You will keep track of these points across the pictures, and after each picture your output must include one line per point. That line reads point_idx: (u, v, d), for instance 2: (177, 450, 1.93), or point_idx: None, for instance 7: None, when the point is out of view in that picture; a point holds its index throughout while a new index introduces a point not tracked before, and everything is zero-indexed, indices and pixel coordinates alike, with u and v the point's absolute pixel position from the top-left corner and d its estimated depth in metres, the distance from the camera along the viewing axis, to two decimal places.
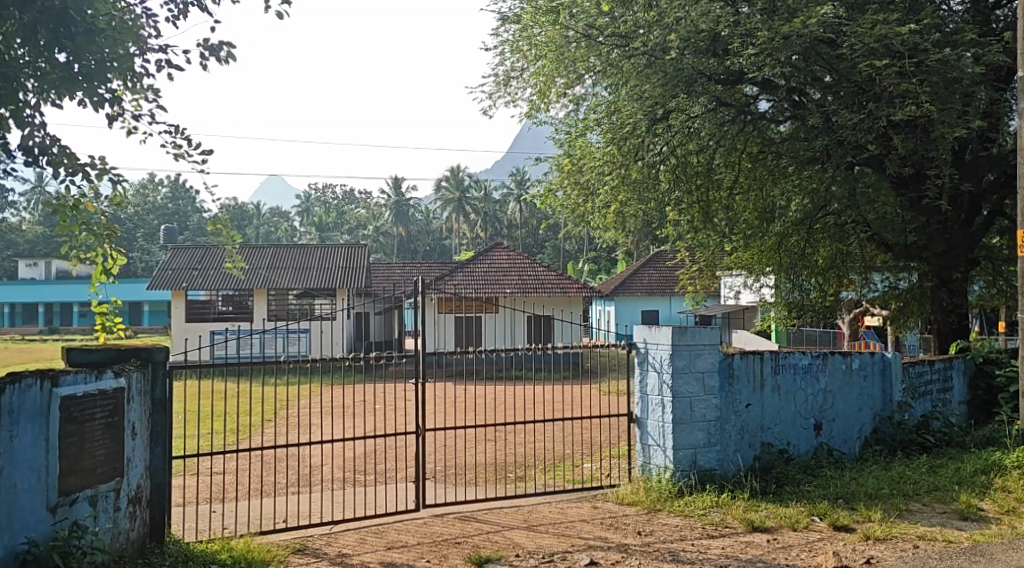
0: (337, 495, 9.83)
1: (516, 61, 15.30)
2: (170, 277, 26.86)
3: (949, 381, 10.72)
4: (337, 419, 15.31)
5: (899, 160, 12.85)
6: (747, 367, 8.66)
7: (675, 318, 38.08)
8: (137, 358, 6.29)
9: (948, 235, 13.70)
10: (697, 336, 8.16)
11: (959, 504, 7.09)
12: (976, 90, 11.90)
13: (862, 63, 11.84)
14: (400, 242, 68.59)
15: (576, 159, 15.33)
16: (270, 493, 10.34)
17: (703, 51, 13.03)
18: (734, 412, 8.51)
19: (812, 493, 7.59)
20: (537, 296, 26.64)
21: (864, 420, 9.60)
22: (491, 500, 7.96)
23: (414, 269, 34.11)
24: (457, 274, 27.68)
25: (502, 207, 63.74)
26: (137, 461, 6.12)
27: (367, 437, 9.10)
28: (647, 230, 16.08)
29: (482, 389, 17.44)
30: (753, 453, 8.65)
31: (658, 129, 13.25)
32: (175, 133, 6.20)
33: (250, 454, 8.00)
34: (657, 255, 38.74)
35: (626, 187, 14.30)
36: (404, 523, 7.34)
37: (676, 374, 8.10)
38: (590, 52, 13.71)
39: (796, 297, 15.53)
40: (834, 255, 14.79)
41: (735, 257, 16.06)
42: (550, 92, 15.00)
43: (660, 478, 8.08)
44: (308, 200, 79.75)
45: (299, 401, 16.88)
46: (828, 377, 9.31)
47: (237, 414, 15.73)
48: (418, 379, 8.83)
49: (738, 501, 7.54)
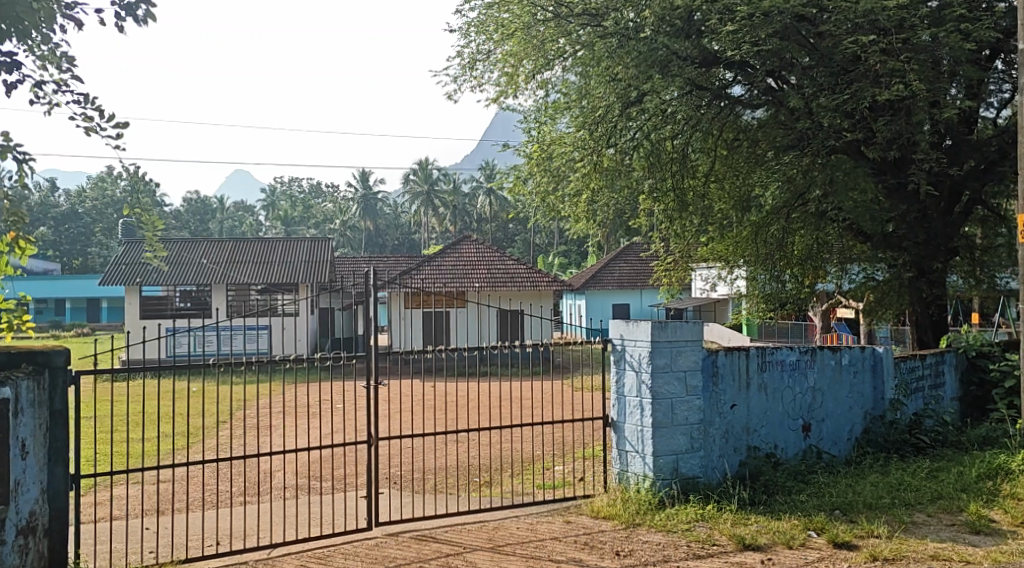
0: (288, 505, 9.10)
1: (482, 42, 14.51)
2: (125, 272, 25.88)
3: (940, 377, 10.17)
4: (297, 423, 14.61)
5: (883, 144, 12.28)
6: (732, 365, 8.02)
7: (646, 311, 37.62)
8: (31, 364, 5.65)
9: (932, 223, 13.16)
10: (678, 331, 7.51)
11: (969, 516, 6.52)
12: (966, 70, 11.37)
13: (846, 39, 11.27)
14: (368, 236, 67.68)
15: (545, 145, 14.56)
16: (217, 505, 9.57)
17: (678, 30, 12.38)
18: (718, 414, 7.87)
19: (805, 503, 6.97)
20: (506, 290, 25.95)
21: (854, 420, 9.01)
22: (453, 515, 7.27)
23: (381, 263, 33.25)
24: (423, 268, 26.86)
25: (472, 201, 62.99)
26: (29, 485, 5.41)
27: (317, 447, 8.34)
28: (620, 219, 15.47)
29: (451, 389, 16.81)
30: (739, 458, 8.01)
31: (632, 113, 12.74)
32: (85, 104, 5.28)
33: (209, 459, 7.23)
34: (628, 249, 38.29)
35: (598, 175, 13.69)
36: (354, 545, 6.62)
37: (656, 374, 7.44)
38: (561, 32, 13.11)
39: (772, 288, 14.96)
40: (812, 246, 14.12)
41: (710, 249, 15.46)
42: (518, 76, 14.13)
43: (639, 489, 7.42)
44: (273, 194, 78.37)
45: (258, 401, 16.15)
46: (817, 374, 8.70)
47: (188, 418, 14.93)
48: (369, 380, 8.13)
49: (725, 513, 6.90)
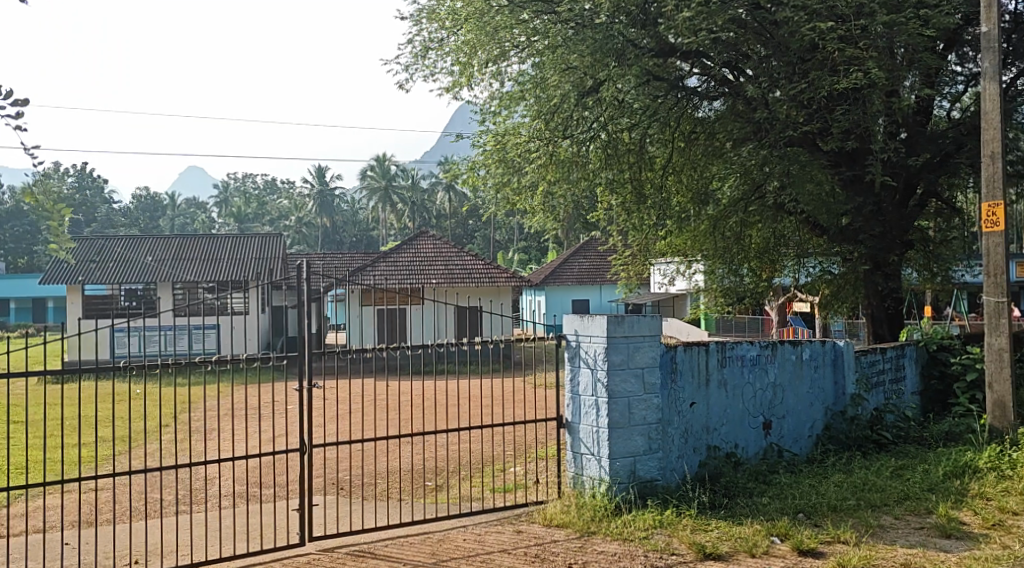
0: (225, 516, 8.64)
1: (434, 30, 14.10)
2: (66, 270, 25.07)
3: (901, 371, 9.98)
4: (243, 427, 14.13)
5: (841, 135, 12.08)
6: (691, 361, 7.71)
7: (606, 306, 37.39)
8: None
9: (889, 215, 13.01)
10: (635, 326, 7.17)
11: (938, 518, 6.28)
12: (924, 58, 11.20)
13: (805, 26, 11.04)
14: (325, 233, 66.68)
15: (499, 137, 14.18)
16: (151, 515, 9.07)
17: (634, 17, 12.08)
18: (677, 413, 7.55)
19: (767, 506, 6.67)
20: (463, 286, 25.52)
21: (815, 417, 8.77)
22: (397, 527, 6.87)
23: (334, 260, 32.61)
24: (378, 264, 26.26)
25: (431, 197, 62.38)
26: None
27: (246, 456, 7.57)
28: (577, 212, 15.16)
29: (405, 389, 16.42)
30: (698, 459, 7.69)
31: (588, 103, 12.46)
32: None
33: (132, 472, 6.76)
34: (587, 244, 38.07)
35: (553, 167, 13.48)
36: (291, 562, 6.21)
37: (612, 371, 7.09)
38: (516, 22, 12.70)
39: (730, 283, 14.88)
40: (769, 239, 13.94)
41: (667, 243, 15.19)
42: (472, 67, 13.74)
43: (594, 493, 7.07)
44: (227, 190, 76.96)
45: (204, 404, 15.63)
46: (777, 369, 8.42)
47: (128, 422, 14.39)
48: (306, 382, 7.65)
49: (684, 518, 6.59)
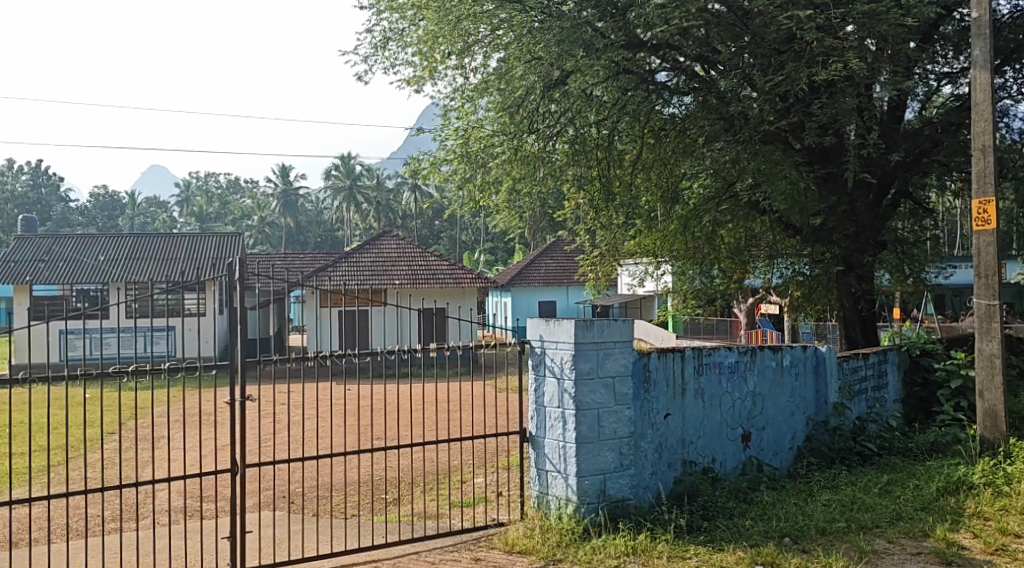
0: (160, 536, 8.13)
1: (394, 20, 13.49)
2: (13, 270, 24.12)
3: (884, 377, 9.55)
4: (195, 436, 13.45)
5: (819, 130, 11.69)
6: (665, 369, 7.19)
7: (573, 308, 36.93)
8: None
9: (863, 216, 12.64)
10: (605, 331, 6.64)
11: (937, 542, 5.99)
12: (904, 51, 10.86)
13: (782, 15, 10.64)
14: (288, 234, 65.55)
15: (462, 132, 13.63)
16: (82, 535, 8.61)
17: (604, 5, 11.55)
18: (651, 425, 7.02)
19: (750, 529, 6.29)
20: (427, 287, 24.90)
21: (796, 427, 8.29)
22: (346, 554, 6.30)
23: (295, 260, 31.77)
24: (340, 265, 25.50)
25: (396, 197, 61.56)
26: None
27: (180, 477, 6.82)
28: (542, 210, 14.63)
29: (366, 395, 15.85)
30: (673, 475, 7.18)
31: (554, 96, 11.93)
32: None
33: (49, 497, 6.19)
34: (554, 245, 37.58)
35: (517, 164, 13.00)
36: None
37: (580, 381, 6.54)
38: (480, 12, 12.07)
39: (699, 284, 14.48)
40: (741, 240, 13.54)
41: (636, 243, 14.69)
42: (434, 59, 13.13)
43: (561, 515, 6.53)
44: (188, 190, 75.48)
45: (155, 412, 14.89)
46: (757, 377, 7.93)
47: (71, 431, 13.63)
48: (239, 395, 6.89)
49: (660, 543, 6.14)
